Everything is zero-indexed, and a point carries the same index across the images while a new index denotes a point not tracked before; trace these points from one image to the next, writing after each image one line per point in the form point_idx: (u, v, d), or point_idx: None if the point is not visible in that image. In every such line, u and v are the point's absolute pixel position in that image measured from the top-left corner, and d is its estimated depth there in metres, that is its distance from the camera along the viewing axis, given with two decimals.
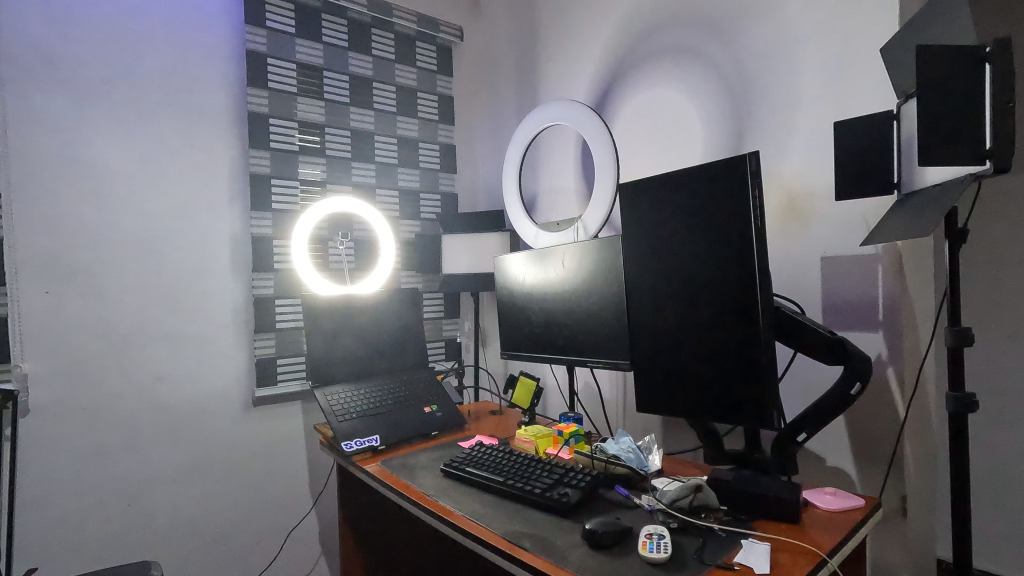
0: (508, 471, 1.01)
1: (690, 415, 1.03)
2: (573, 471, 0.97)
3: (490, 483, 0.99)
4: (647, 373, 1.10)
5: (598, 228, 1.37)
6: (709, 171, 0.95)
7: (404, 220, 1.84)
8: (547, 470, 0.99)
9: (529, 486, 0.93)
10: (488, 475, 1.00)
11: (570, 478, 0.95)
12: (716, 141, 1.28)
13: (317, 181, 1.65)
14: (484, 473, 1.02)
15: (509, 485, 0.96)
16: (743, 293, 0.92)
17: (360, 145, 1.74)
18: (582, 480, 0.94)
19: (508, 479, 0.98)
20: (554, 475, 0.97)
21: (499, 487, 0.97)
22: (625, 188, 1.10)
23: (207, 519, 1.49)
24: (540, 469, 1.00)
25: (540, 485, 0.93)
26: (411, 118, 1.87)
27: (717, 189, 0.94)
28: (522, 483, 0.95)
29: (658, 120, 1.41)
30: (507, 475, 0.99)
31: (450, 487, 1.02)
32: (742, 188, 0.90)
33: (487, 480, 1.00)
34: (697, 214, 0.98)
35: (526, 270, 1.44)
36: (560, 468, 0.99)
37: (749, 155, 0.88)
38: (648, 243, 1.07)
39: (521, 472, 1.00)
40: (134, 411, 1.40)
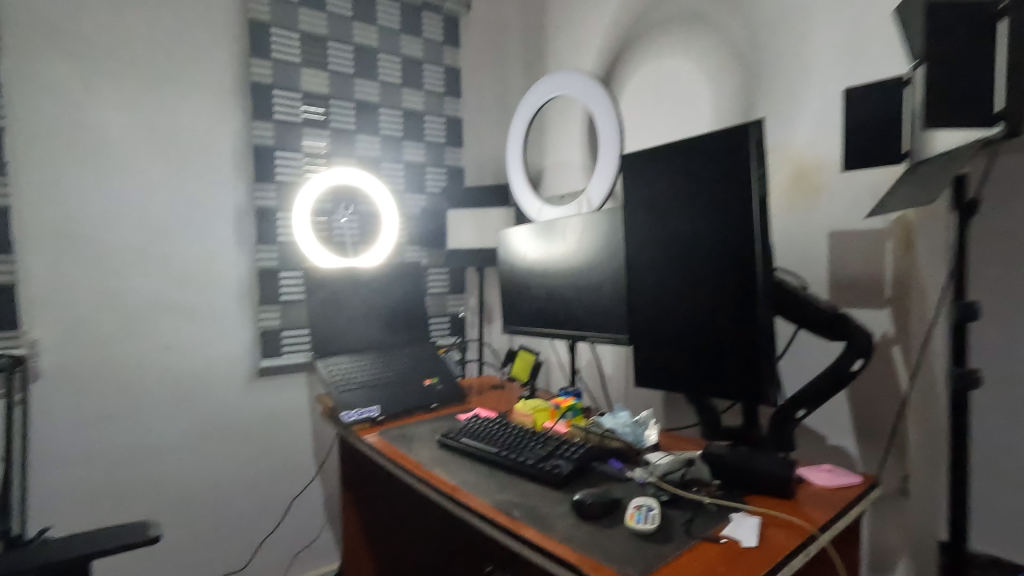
0: (502, 443, 1.01)
1: (689, 390, 1.01)
2: (566, 444, 0.97)
3: (485, 455, 0.99)
4: (646, 348, 1.08)
5: (602, 201, 1.35)
6: (712, 141, 0.92)
7: (410, 194, 1.83)
8: (541, 442, 0.99)
9: (522, 458, 0.93)
10: (483, 447, 1.00)
11: (564, 450, 0.94)
12: (725, 112, 1.24)
13: (322, 153, 1.65)
14: (479, 445, 1.02)
15: (503, 456, 0.96)
16: (744, 267, 0.89)
17: (364, 118, 1.73)
18: (575, 453, 0.93)
19: (502, 450, 0.98)
20: (547, 448, 0.96)
21: (493, 458, 0.97)
22: (626, 160, 1.07)
23: (214, 485, 1.52)
24: (533, 441, 1.00)
25: (533, 456, 0.93)
26: (417, 90, 1.84)
27: (720, 160, 0.92)
28: (515, 455, 0.95)
29: (667, 90, 1.37)
30: (501, 447, 0.99)
31: (445, 457, 1.03)
32: (745, 158, 0.87)
33: (482, 451, 1.00)
34: (699, 185, 0.95)
35: (529, 244, 1.42)
36: (554, 440, 0.99)
37: (753, 125, 0.85)
38: (649, 216, 1.05)
39: (515, 444, 0.99)
40: (142, 380, 1.42)
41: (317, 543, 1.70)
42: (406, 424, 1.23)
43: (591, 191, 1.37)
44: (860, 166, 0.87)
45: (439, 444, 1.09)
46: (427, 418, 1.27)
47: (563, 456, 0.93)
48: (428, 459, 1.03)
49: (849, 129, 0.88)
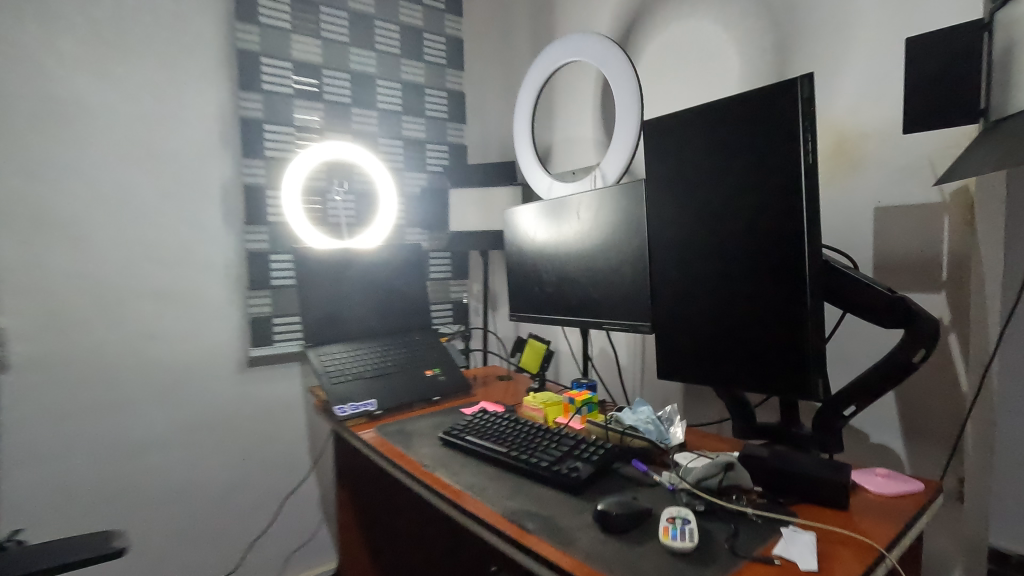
0: (511, 441, 0.91)
1: (720, 384, 0.91)
2: (583, 443, 0.87)
3: (492, 455, 0.89)
4: (670, 337, 0.97)
5: (618, 176, 1.24)
6: (751, 100, 0.81)
7: (409, 172, 1.71)
8: (555, 440, 0.89)
9: (535, 459, 0.83)
10: (490, 446, 0.90)
11: (582, 450, 0.84)
12: (756, 77, 1.13)
13: (315, 127, 1.54)
14: (486, 443, 0.92)
15: (513, 456, 0.86)
16: (788, 245, 0.79)
17: (360, 90, 1.61)
18: (594, 453, 0.83)
19: (512, 449, 0.88)
20: (562, 447, 0.86)
21: (502, 459, 0.87)
22: (648, 126, 0.96)
23: (202, 482, 1.43)
24: (545, 439, 0.90)
25: (547, 457, 0.83)
26: (417, 62, 1.72)
27: (759, 122, 0.80)
28: (527, 455, 0.85)
29: (689, 55, 1.25)
30: (511, 445, 0.89)
31: (449, 457, 0.93)
32: (791, 118, 0.76)
33: (489, 451, 0.90)
34: (734, 152, 0.84)
35: (538, 224, 1.31)
36: (570, 439, 0.89)
37: (801, 79, 0.74)
38: (674, 189, 0.94)
39: (526, 443, 0.89)
40: (122, 370, 1.33)
41: (313, 543, 1.61)
42: (406, 419, 1.13)
43: (606, 166, 1.26)
44: (925, 126, 0.76)
45: (441, 442, 0.99)
46: (429, 412, 1.17)
47: (581, 457, 0.83)
48: (430, 458, 0.93)
49: (911, 87, 0.77)
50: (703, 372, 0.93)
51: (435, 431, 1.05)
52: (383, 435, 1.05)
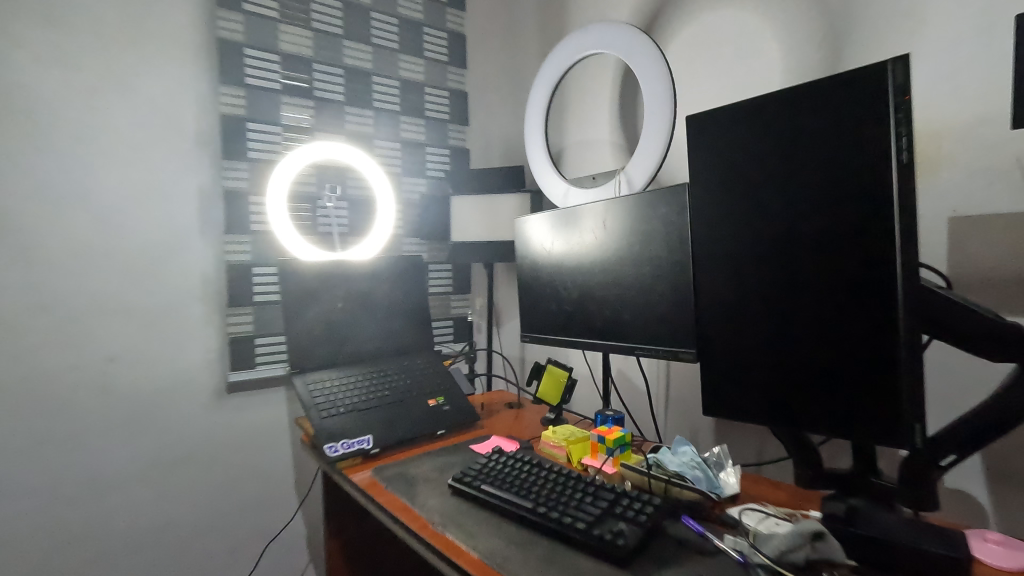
0: (536, 492, 0.77)
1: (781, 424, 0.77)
2: (624, 497, 0.73)
3: (514, 510, 0.74)
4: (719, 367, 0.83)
5: (645, 183, 1.10)
6: (825, 89, 0.67)
7: (407, 177, 1.57)
8: (589, 491, 0.75)
9: (568, 517, 0.69)
10: (511, 498, 0.75)
11: (623, 507, 0.70)
12: (803, 70, 1.00)
13: (304, 127, 1.39)
14: (506, 493, 0.78)
15: (541, 514, 0.71)
16: (875, 263, 0.65)
17: (355, 87, 1.47)
18: (639, 511, 0.69)
19: (538, 504, 0.74)
20: (599, 501, 0.72)
21: (527, 515, 0.72)
22: (692, 120, 0.82)
23: (173, 524, 1.27)
24: (577, 489, 0.76)
25: (583, 516, 0.69)
26: (416, 58, 1.59)
27: (836, 115, 0.67)
28: (557, 511, 0.71)
29: (723, 48, 1.12)
30: (536, 499, 0.75)
31: (461, 509, 0.78)
32: (880, 110, 0.63)
33: (509, 505, 0.75)
34: (803, 151, 0.71)
35: (552, 234, 1.17)
36: (607, 490, 0.75)
37: (895, 62, 0.61)
38: (726, 193, 0.80)
39: (554, 494, 0.75)
40: (83, 398, 1.17)
41: None
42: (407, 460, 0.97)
43: (631, 170, 1.12)
44: None
45: (450, 490, 0.84)
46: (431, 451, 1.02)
47: (624, 516, 0.69)
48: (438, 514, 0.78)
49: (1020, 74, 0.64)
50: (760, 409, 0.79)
51: (442, 475, 0.90)
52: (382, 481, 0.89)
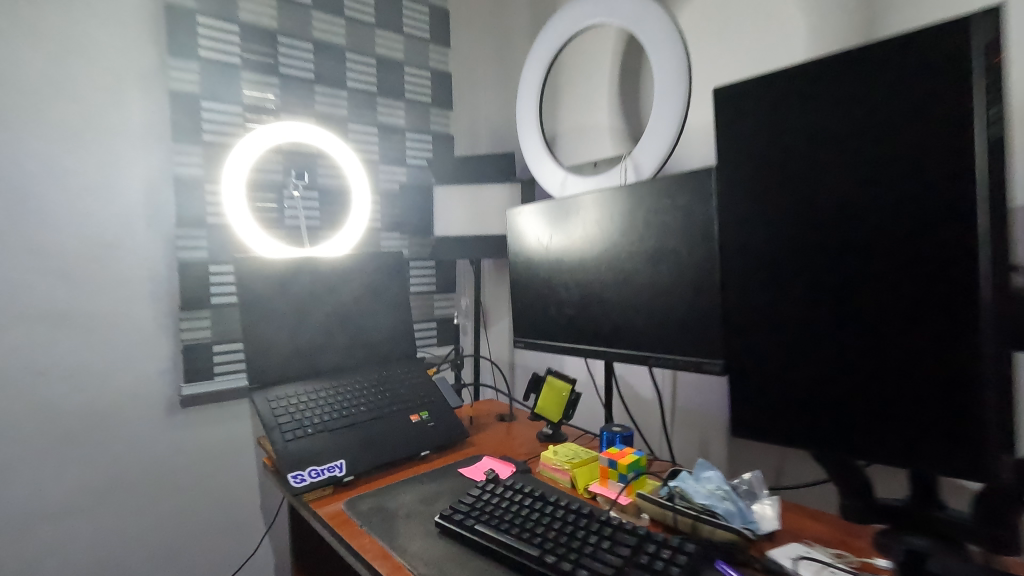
0: (532, 528, 0.65)
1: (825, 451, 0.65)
2: (639, 532, 0.62)
3: (509, 550, 0.62)
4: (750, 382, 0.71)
5: (655, 172, 0.97)
6: (893, 50, 0.56)
7: (385, 166, 1.43)
8: (595, 526, 0.64)
9: (569, 559, 0.58)
10: (502, 534, 0.64)
11: (637, 546, 0.60)
12: (831, 41, 0.88)
13: (270, 108, 1.24)
14: (498, 528, 0.66)
15: (538, 555, 0.60)
16: (954, 259, 0.53)
17: (325, 64, 1.32)
18: (657, 551, 0.58)
19: (535, 543, 0.63)
20: (607, 538, 0.62)
21: (522, 558, 0.61)
22: (721, 92, 0.70)
23: (120, 556, 1.12)
24: (582, 524, 0.65)
25: (588, 558, 0.58)
26: (395, 34, 1.44)
27: (905, 82, 0.56)
28: (558, 553, 0.60)
29: (740, 19, 1.00)
30: (534, 537, 0.64)
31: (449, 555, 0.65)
32: (966, 73, 0.51)
33: (501, 544, 0.64)
34: (861, 125, 0.59)
35: (545, 227, 1.03)
36: (617, 525, 0.64)
37: (985, 13, 0.49)
38: (761, 177, 0.68)
39: (554, 531, 0.64)
40: (9, 417, 1.01)
41: None
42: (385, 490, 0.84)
43: (638, 156, 0.99)
44: None
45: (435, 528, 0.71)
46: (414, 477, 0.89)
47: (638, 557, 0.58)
48: (419, 555, 0.65)
49: None
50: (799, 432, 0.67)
51: (427, 508, 0.77)
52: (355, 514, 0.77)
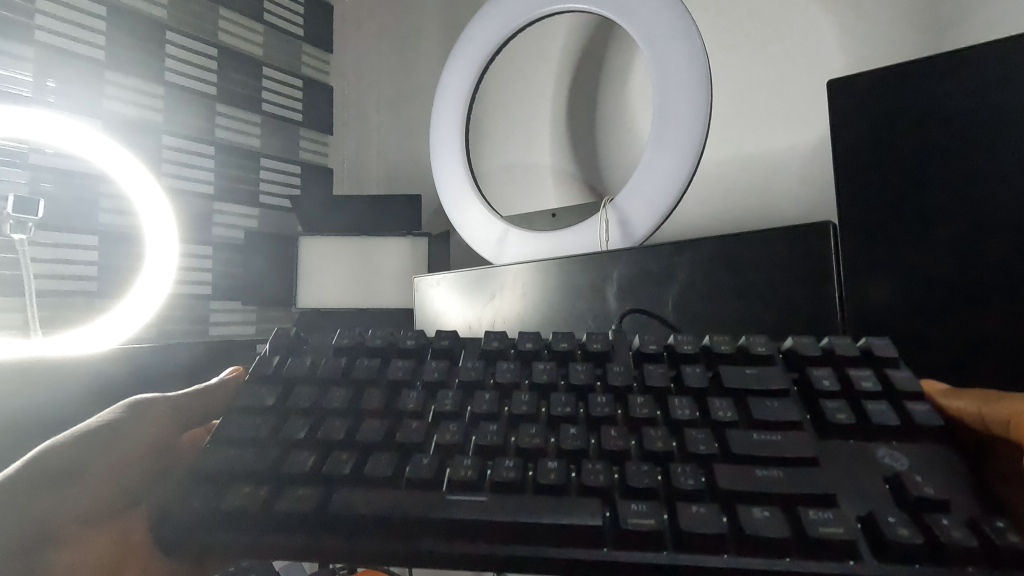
0: (505, 422, 0.30)
1: (944, 551, 0.23)
2: (708, 410, 0.30)
3: (472, 512, 0.26)
4: (872, 345, 0.32)
5: (652, 231, 0.62)
6: (888, 91, 0.42)
7: (221, 204, 0.96)
8: (615, 374, 0.32)
9: (569, 450, 0.28)
10: (461, 481, 0.27)
11: (762, 489, 0.26)
12: (873, 26, 0.60)
13: (29, 95, 0.74)
14: (446, 464, 0.29)
15: (525, 518, 0.26)
16: None
17: (130, 45, 0.86)
18: (740, 475, 0.26)
19: (532, 471, 0.28)
20: (655, 394, 0.31)
21: (489, 518, 0.26)
22: (848, 116, 0.44)
23: None
24: (597, 386, 0.32)
25: (586, 441, 0.29)
26: (250, 27, 1.03)
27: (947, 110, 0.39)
28: (560, 463, 0.28)
29: (737, 33, 0.70)
30: (504, 432, 0.30)
31: (287, 501, 0.27)
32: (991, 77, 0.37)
33: (461, 490, 0.27)
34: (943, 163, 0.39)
35: (465, 302, 0.65)
36: (679, 365, 0.33)
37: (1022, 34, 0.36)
38: (877, 201, 0.42)
39: (573, 424, 0.30)
40: None
41: None
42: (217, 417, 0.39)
43: (627, 206, 0.63)
44: None
45: (282, 486, 0.28)
46: (227, 406, 0.32)
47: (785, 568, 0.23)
48: (237, 448, 0.30)
49: None
50: (939, 459, 0.28)
51: (258, 419, 0.31)
52: (124, 532, 0.32)
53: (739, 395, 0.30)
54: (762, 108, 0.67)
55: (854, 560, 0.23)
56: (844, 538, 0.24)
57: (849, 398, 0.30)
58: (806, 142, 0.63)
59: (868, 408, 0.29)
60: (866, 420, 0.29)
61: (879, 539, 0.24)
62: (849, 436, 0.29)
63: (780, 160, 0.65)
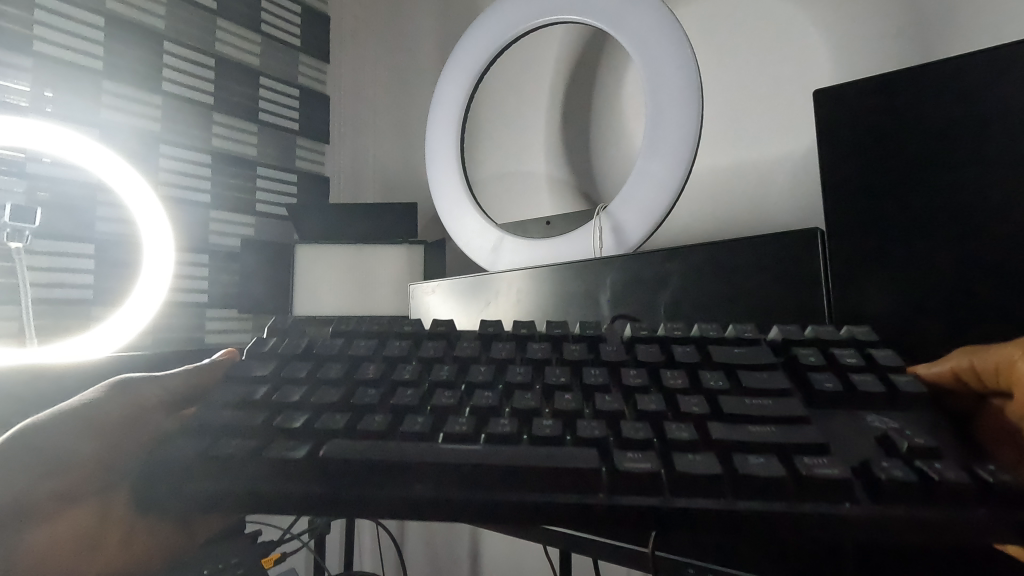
0: (498, 390, 0.31)
1: (939, 488, 0.23)
2: (699, 380, 0.30)
3: (464, 457, 0.26)
4: (852, 333, 0.33)
5: (647, 236, 0.62)
6: (880, 103, 0.42)
7: (218, 213, 0.96)
8: (606, 351, 0.33)
9: (565, 411, 0.29)
10: (457, 434, 0.27)
11: (757, 440, 0.26)
12: (863, 37, 0.61)
13: (27, 104, 0.75)
14: (440, 421, 0.29)
15: (522, 462, 0.26)
16: None
17: (129, 54, 0.86)
18: (733, 429, 0.27)
19: (527, 428, 0.28)
20: (648, 368, 0.32)
21: (485, 464, 0.26)
22: (842, 122, 0.44)
23: None
24: (590, 360, 0.33)
25: (581, 405, 0.29)
26: (248, 35, 1.04)
27: (941, 118, 0.40)
28: (555, 421, 0.28)
29: (730, 42, 0.71)
30: (499, 396, 0.30)
31: (280, 451, 0.27)
32: (984, 85, 0.38)
33: (456, 440, 0.27)
34: (938, 168, 0.40)
35: (464, 303, 0.67)
36: (670, 347, 0.33)
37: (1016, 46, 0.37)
38: (866, 201, 0.43)
39: (568, 391, 0.30)
40: None
41: None
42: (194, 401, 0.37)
43: (621, 212, 0.63)
44: None
45: None
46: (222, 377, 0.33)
47: (780, 508, 0.24)
48: (227, 409, 0.30)
49: None
50: (928, 421, 0.28)
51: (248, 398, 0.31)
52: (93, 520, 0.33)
53: (731, 368, 0.31)
54: (753, 116, 0.68)
55: (849, 501, 0.24)
56: (839, 476, 0.24)
57: (837, 373, 0.31)
58: (801, 149, 0.64)
59: (854, 377, 0.30)
60: (854, 389, 0.29)
61: (873, 483, 0.24)
62: (840, 405, 0.29)
63: (775, 165, 0.66)
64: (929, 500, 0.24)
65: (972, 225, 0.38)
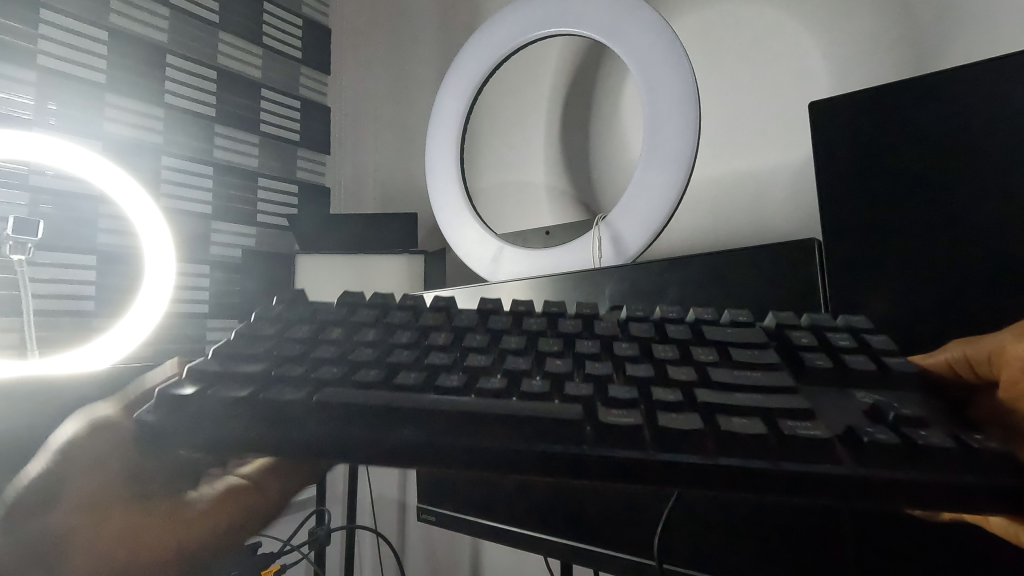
0: (493, 354, 0.31)
1: (922, 450, 0.24)
2: (688, 353, 0.30)
3: (453, 404, 0.27)
4: (847, 321, 0.33)
5: (647, 245, 0.62)
6: (878, 113, 0.43)
7: (219, 224, 0.97)
8: (601, 325, 0.33)
9: (555, 371, 0.29)
10: (450, 385, 0.28)
11: (743, 403, 0.26)
12: (857, 48, 0.62)
13: (29, 117, 0.75)
14: (434, 374, 0.29)
15: (514, 409, 0.26)
16: None
17: (131, 66, 0.87)
18: (719, 393, 0.27)
19: (517, 385, 0.29)
20: (640, 342, 0.32)
21: (476, 410, 0.26)
22: (840, 130, 0.44)
23: None
24: (583, 335, 0.33)
25: (572, 368, 0.29)
26: (249, 47, 1.05)
27: (939, 126, 0.40)
28: (545, 380, 0.28)
29: (725, 54, 0.72)
30: (492, 358, 0.30)
31: (277, 394, 0.27)
32: (980, 93, 0.38)
33: (448, 392, 0.28)
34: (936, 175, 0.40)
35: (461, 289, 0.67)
36: (662, 324, 0.33)
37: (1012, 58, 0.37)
38: (865, 207, 0.43)
39: (560, 357, 0.31)
40: None
41: None
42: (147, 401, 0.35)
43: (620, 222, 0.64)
44: None
45: None
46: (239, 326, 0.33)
47: (760, 465, 0.24)
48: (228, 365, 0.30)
49: None
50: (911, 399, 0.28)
51: None
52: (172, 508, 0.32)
53: (722, 345, 0.31)
54: (751, 125, 0.69)
55: (833, 460, 0.24)
56: (818, 436, 0.24)
57: (828, 351, 0.31)
58: (798, 160, 0.64)
59: (845, 355, 0.30)
60: (844, 365, 0.29)
61: (855, 443, 0.24)
62: (829, 381, 0.29)
63: (773, 173, 0.66)
64: (912, 464, 0.24)
65: (970, 229, 0.38)
